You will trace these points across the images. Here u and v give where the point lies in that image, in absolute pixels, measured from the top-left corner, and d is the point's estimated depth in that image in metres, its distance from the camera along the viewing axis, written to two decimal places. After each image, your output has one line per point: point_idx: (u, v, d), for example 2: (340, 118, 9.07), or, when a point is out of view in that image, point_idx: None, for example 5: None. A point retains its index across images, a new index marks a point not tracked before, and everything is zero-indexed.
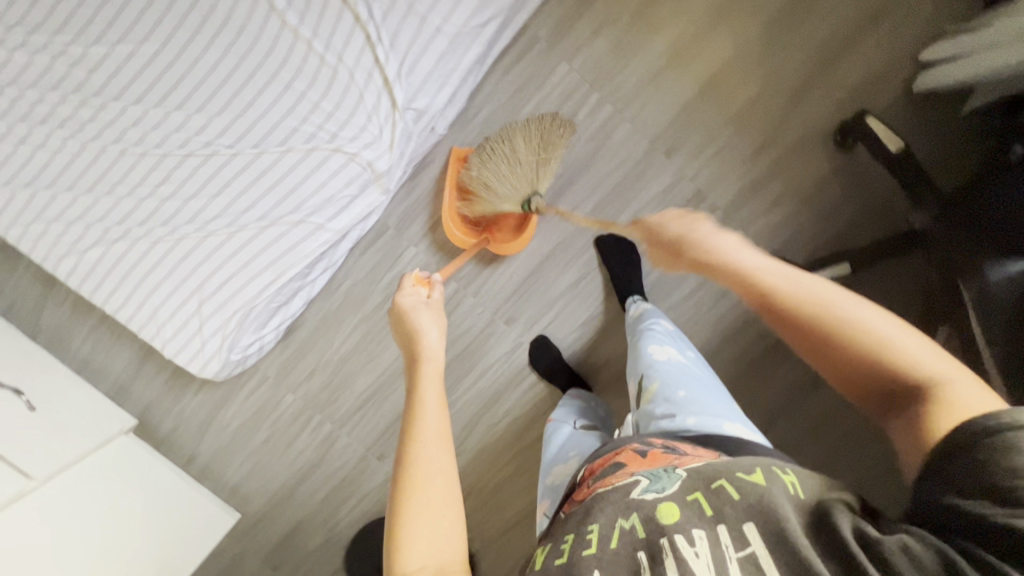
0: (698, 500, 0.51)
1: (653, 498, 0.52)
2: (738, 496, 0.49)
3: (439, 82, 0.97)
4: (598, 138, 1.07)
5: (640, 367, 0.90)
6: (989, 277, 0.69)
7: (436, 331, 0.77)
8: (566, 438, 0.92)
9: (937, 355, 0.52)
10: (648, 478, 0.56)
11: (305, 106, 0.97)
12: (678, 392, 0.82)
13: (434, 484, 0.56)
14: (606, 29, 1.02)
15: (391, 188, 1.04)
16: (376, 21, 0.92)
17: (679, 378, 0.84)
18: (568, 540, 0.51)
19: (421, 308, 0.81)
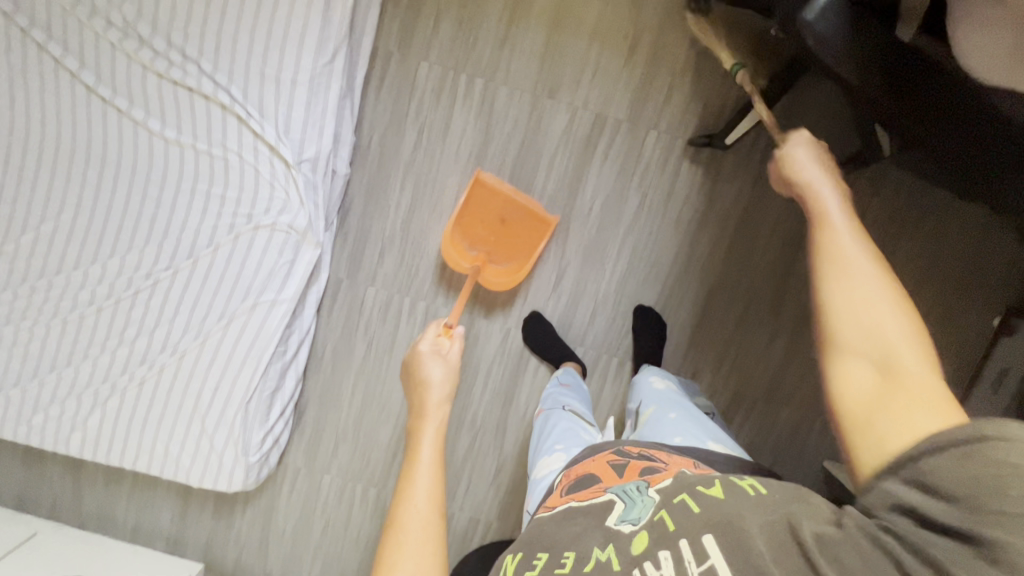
0: (664, 518, 0.55)
1: (629, 531, 0.57)
2: (699, 509, 0.54)
3: (318, 124, 1.01)
4: (484, 111, 1.10)
5: (642, 398, 1.02)
6: (811, 23, 0.61)
7: (441, 380, 0.87)
8: (556, 428, 0.97)
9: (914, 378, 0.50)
10: (624, 501, 0.61)
11: (215, 203, 1.02)
12: (672, 414, 0.93)
13: (417, 524, 0.66)
14: (445, 15, 1.07)
15: (321, 238, 1.06)
16: (242, 100, 0.98)
17: (673, 406, 0.95)
18: (541, 560, 0.57)
19: (436, 360, 0.91)
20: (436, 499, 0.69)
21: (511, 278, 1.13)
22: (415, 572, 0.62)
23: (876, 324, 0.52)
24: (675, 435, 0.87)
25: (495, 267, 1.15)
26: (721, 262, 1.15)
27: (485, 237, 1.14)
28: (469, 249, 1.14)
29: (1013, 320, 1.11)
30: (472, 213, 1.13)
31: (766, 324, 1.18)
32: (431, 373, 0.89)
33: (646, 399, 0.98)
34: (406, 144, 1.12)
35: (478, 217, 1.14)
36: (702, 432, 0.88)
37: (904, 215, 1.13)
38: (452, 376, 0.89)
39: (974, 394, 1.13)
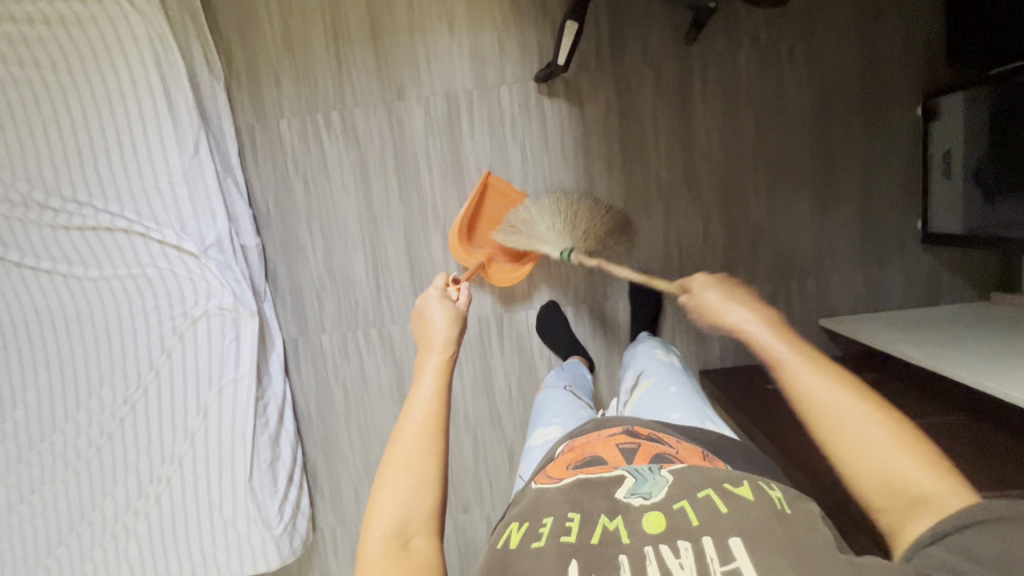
0: (684, 508, 0.56)
1: (639, 505, 0.58)
2: (725, 509, 0.55)
3: (208, 212, 1.10)
4: (350, 137, 1.16)
5: (641, 368, 1.00)
6: None
7: (448, 320, 0.74)
8: (558, 404, 0.96)
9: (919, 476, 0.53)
10: (635, 477, 0.62)
11: (153, 315, 1.12)
12: (670, 390, 0.91)
13: (407, 446, 0.60)
14: (283, 71, 1.15)
15: (254, 307, 1.13)
16: (137, 218, 1.08)
17: (672, 380, 0.94)
18: (547, 524, 0.57)
19: (441, 305, 0.78)
20: (439, 417, 0.63)
21: (520, 271, 1.16)
22: (410, 477, 0.58)
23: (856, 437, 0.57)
24: (671, 412, 0.86)
25: (501, 265, 1.17)
26: (623, 177, 1.15)
27: (490, 235, 1.17)
28: (474, 249, 1.17)
29: (932, 102, 1.06)
30: (480, 221, 1.17)
31: (695, 214, 1.15)
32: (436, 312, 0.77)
33: (645, 373, 0.97)
34: (298, 196, 1.19)
35: (485, 220, 1.17)
36: (702, 409, 0.87)
37: (773, 54, 1.09)
38: (463, 319, 0.77)
39: (931, 186, 1.08)
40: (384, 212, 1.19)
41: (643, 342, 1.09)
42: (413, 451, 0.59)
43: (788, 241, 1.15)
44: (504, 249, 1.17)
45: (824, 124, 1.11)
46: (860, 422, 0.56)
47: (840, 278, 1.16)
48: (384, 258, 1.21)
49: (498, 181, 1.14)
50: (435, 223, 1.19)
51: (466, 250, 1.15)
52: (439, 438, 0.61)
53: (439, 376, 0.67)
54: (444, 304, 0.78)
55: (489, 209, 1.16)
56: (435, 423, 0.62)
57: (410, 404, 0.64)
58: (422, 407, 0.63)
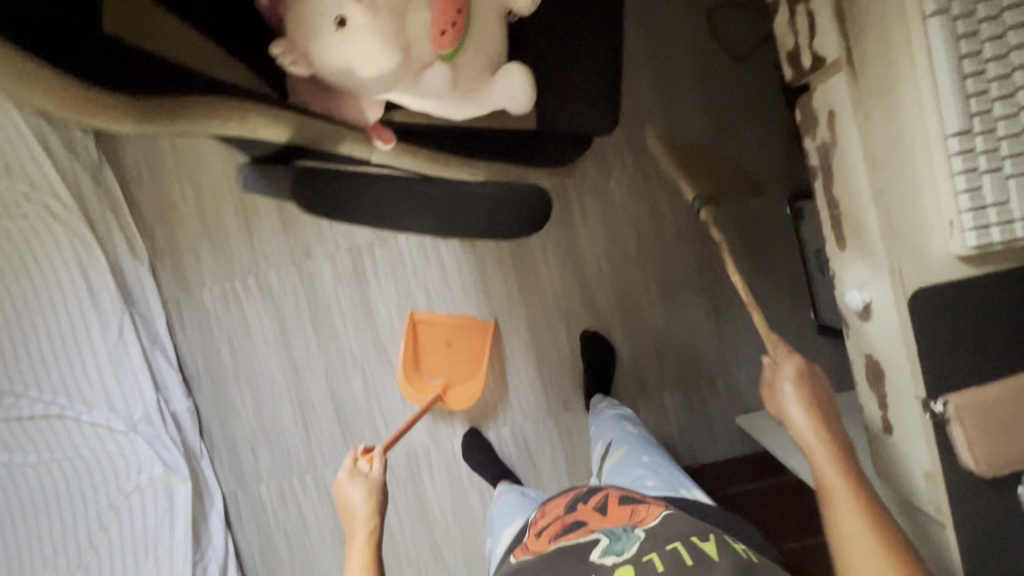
0: (652, 558, 0.67)
1: (613, 561, 0.68)
2: (689, 559, 0.67)
3: (136, 388, 1.18)
4: (267, 296, 1.24)
5: (608, 435, 1.02)
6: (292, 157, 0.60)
7: (370, 503, 0.77)
8: (519, 503, 0.99)
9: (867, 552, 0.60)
10: (610, 536, 0.72)
11: (87, 493, 1.16)
12: (643, 456, 0.94)
13: None
14: (201, 246, 1.25)
15: (186, 472, 1.19)
16: (68, 404, 1.15)
17: (642, 445, 0.97)
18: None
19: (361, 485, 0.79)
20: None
21: (472, 391, 1.18)
22: None
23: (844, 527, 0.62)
24: (647, 479, 0.89)
25: (459, 387, 1.20)
26: (523, 301, 1.20)
27: (440, 366, 1.21)
28: (428, 382, 1.20)
29: (796, 203, 1.11)
30: (427, 351, 1.21)
31: (596, 329, 1.20)
32: (355, 492, 0.79)
33: (617, 441, 0.99)
34: (223, 355, 1.26)
35: (429, 351, 1.21)
36: (676, 472, 0.91)
37: (643, 176, 1.17)
38: (382, 490, 0.80)
39: (813, 281, 1.11)
40: (306, 361, 1.25)
41: (602, 412, 1.09)
42: None
43: (690, 342, 1.18)
44: (453, 377, 1.20)
45: (703, 232, 1.18)
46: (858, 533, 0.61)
47: (748, 374, 1.18)
48: (310, 403, 1.26)
49: (426, 316, 1.20)
50: (353, 365, 1.24)
51: (421, 385, 1.20)
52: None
53: (365, 560, 0.71)
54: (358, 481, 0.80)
55: (431, 337, 1.21)
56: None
57: None
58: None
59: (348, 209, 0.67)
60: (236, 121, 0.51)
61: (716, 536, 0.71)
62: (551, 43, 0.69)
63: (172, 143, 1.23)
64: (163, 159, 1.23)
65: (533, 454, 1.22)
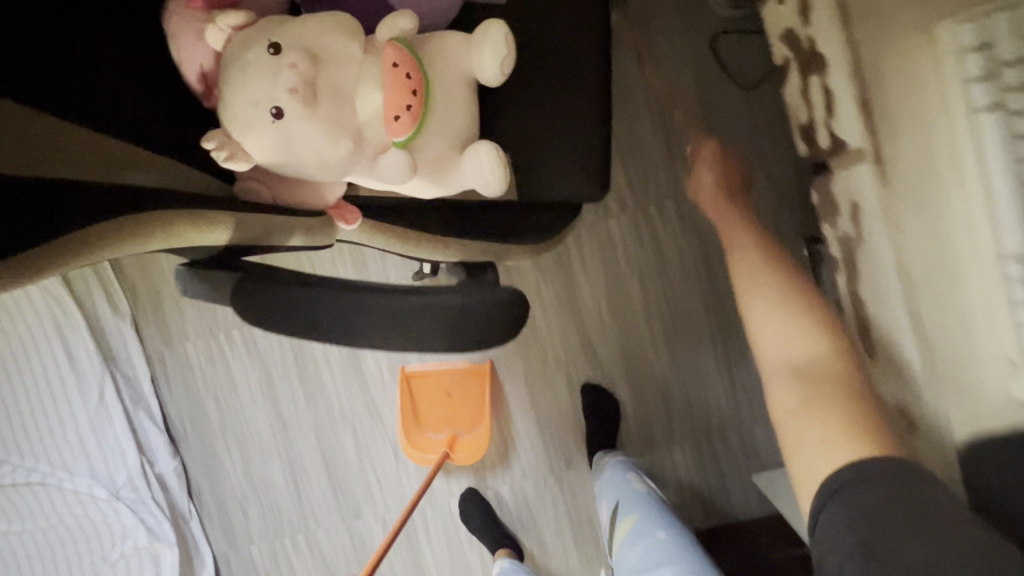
0: None
1: None
2: None
3: (118, 452, 1.13)
4: (253, 350, 1.19)
5: (617, 501, 0.96)
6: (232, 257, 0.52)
7: None
8: None
9: (781, 347, 0.77)
10: None
11: (71, 563, 1.11)
12: (657, 534, 0.88)
13: None
14: (184, 300, 1.20)
15: (172, 539, 1.14)
16: (49, 471, 1.11)
17: (656, 517, 0.91)
18: None
19: None
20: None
21: (477, 444, 1.12)
22: None
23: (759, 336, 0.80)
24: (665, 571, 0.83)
25: (463, 437, 1.13)
26: (519, 352, 1.13)
27: (442, 417, 1.14)
28: (432, 435, 1.14)
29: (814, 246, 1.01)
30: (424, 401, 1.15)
31: (598, 381, 1.12)
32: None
33: (629, 513, 0.92)
34: (210, 412, 1.21)
35: (428, 402, 1.15)
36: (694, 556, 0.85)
37: (645, 217, 1.09)
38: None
39: None
40: (294, 418, 1.19)
41: (614, 467, 1.00)
42: None
43: (700, 394, 1.10)
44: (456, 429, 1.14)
45: (711, 276, 1.09)
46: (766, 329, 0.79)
47: (764, 427, 1.09)
48: (300, 461, 1.20)
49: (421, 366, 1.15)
50: (343, 421, 1.18)
51: (424, 438, 1.13)
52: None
53: None
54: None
55: (428, 387, 1.14)
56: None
57: None
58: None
59: (292, 313, 0.49)
60: (157, 236, 0.46)
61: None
62: (518, 114, 0.64)
63: None
64: None
65: (534, 514, 1.15)
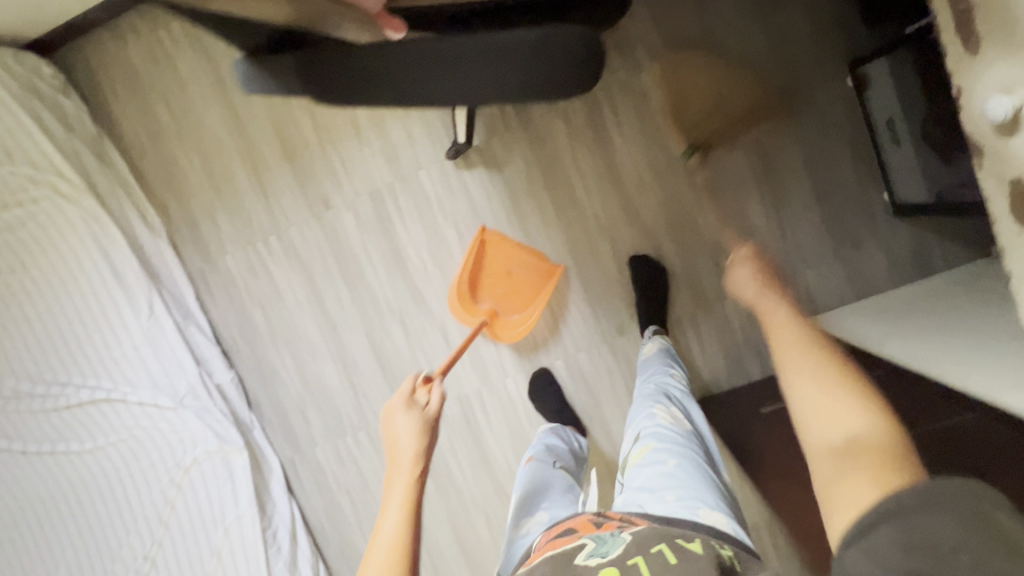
0: (663, 550, 0.57)
1: (596, 563, 0.58)
2: (675, 559, 0.56)
3: (177, 363, 1.15)
4: (291, 256, 1.19)
5: (638, 424, 0.85)
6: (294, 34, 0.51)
7: (412, 441, 0.70)
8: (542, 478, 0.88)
9: (838, 422, 0.54)
10: (596, 540, 0.62)
11: (149, 472, 1.15)
12: (668, 462, 0.76)
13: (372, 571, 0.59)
14: (216, 212, 1.19)
15: (239, 443, 1.17)
16: (114, 386, 1.13)
17: (674, 445, 0.78)
18: None
19: (403, 417, 0.74)
20: (405, 550, 0.60)
21: (526, 323, 1.12)
22: None
23: (813, 418, 0.56)
24: (666, 494, 0.72)
25: (507, 319, 1.13)
26: (560, 224, 1.11)
27: (495, 290, 1.12)
28: (479, 305, 1.13)
29: (861, 71, 0.98)
30: (483, 275, 1.13)
31: (645, 244, 1.11)
32: (401, 422, 0.74)
33: (644, 432, 0.82)
34: (258, 321, 1.21)
35: (491, 274, 1.12)
36: (704, 493, 0.72)
37: (679, 68, 1.05)
38: (432, 426, 0.73)
39: (886, 155, 0.99)
40: (342, 318, 1.20)
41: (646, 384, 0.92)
42: None
43: (751, 245, 1.08)
44: (506, 307, 1.12)
45: (753, 121, 1.05)
46: (829, 402, 0.56)
47: (817, 271, 1.08)
48: (353, 361, 1.21)
49: (496, 235, 1.11)
50: (391, 316, 1.18)
51: (469, 304, 1.12)
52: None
53: (406, 498, 0.65)
54: (410, 413, 0.74)
55: (490, 262, 1.13)
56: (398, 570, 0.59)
57: (379, 526, 0.62)
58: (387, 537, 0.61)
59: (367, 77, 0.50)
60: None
61: (701, 537, 0.61)
62: None
63: (168, 106, 1.16)
64: (162, 126, 1.17)
65: (590, 384, 1.16)
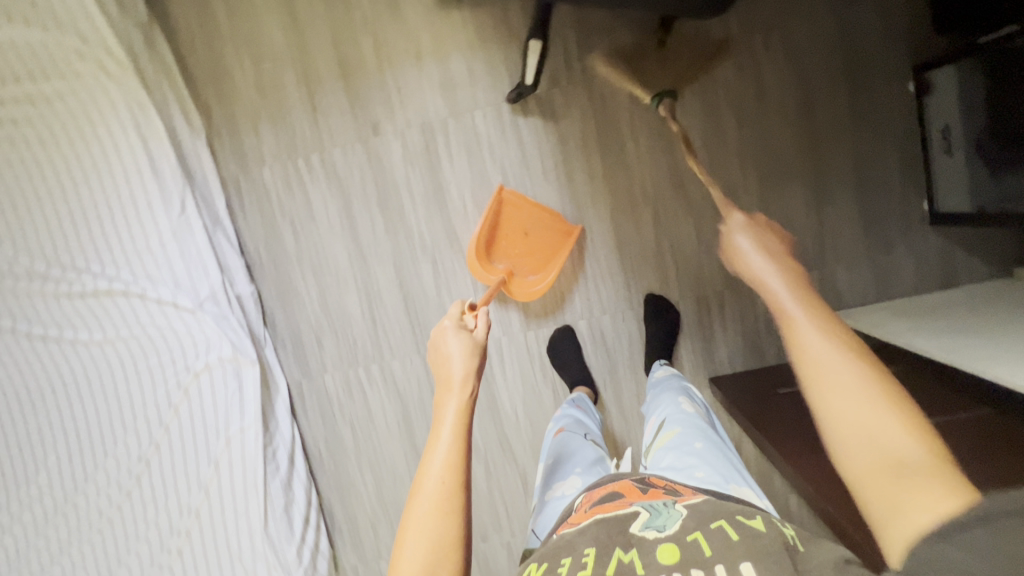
0: (722, 525, 0.52)
1: (653, 538, 0.52)
2: (737, 535, 0.50)
3: (201, 267, 1.14)
4: (331, 177, 1.17)
5: (659, 415, 0.81)
6: None
7: (462, 360, 0.72)
8: (571, 450, 0.82)
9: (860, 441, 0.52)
10: (649, 510, 0.56)
11: (156, 373, 1.14)
12: (695, 443, 0.71)
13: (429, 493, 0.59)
14: (260, 120, 1.16)
15: (253, 355, 1.16)
16: (134, 280, 1.11)
17: (699, 431, 0.74)
18: (563, 564, 0.51)
19: (454, 339, 0.75)
20: (459, 466, 0.61)
21: (541, 283, 1.13)
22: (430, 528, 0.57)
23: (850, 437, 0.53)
24: (696, 471, 0.67)
25: (523, 280, 1.14)
26: (606, 185, 1.12)
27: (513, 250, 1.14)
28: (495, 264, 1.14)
29: (926, 76, 1.00)
30: (501, 235, 1.14)
31: (685, 218, 1.12)
32: (451, 344, 0.75)
33: (665, 418, 0.78)
34: (286, 238, 1.20)
35: (507, 235, 1.14)
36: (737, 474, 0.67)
37: (749, 48, 1.06)
38: (481, 350, 0.75)
39: (933, 164, 1.02)
40: (372, 248, 1.19)
41: (667, 377, 0.90)
42: (437, 500, 0.59)
43: (788, 234, 1.10)
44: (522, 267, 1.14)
45: (811, 112, 1.07)
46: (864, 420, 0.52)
47: (846, 268, 1.11)
48: (377, 292, 1.20)
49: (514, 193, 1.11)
50: (423, 253, 1.18)
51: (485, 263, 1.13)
52: (458, 495, 0.60)
53: (460, 418, 0.65)
54: (461, 335, 0.76)
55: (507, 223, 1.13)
56: (453, 483, 0.60)
57: (432, 450, 0.62)
58: (440, 458, 0.61)
59: None
60: None
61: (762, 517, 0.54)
62: None
63: (227, 4, 1.13)
64: (217, 23, 1.14)
65: (609, 347, 1.18)
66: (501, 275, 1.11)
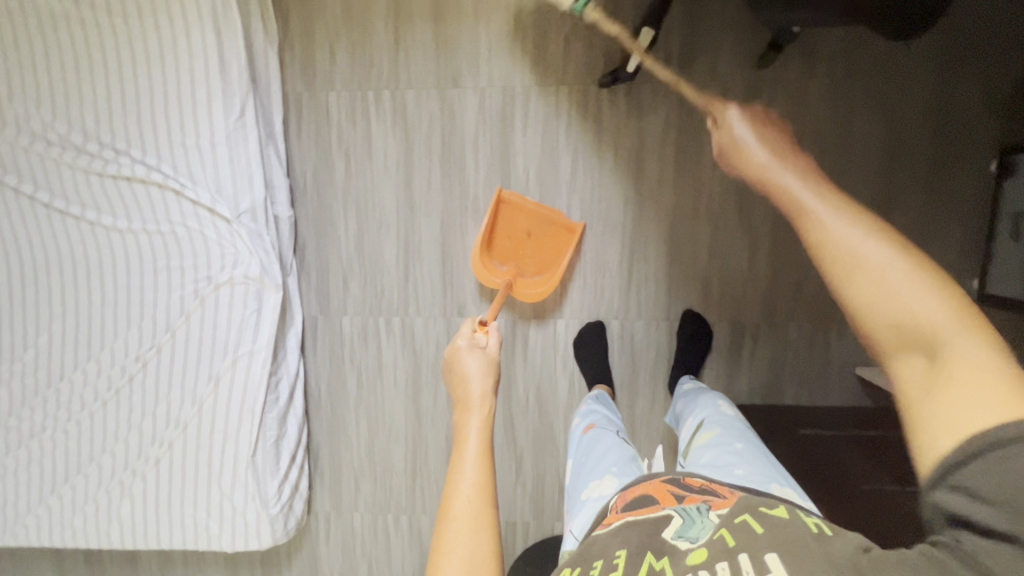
0: (746, 519, 0.52)
1: (685, 548, 0.52)
2: (761, 528, 0.50)
3: (246, 176, 1.07)
4: (398, 118, 1.13)
5: (699, 416, 0.87)
6: None
7: (481, 380, 0.78)
8: (603, 447, 0.82)
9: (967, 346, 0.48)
10: (683, 518, 0.57)
11: (175, 276, 1.09)
12: (735, 444, 0.77)
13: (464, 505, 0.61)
14: (338, 43, 1.11)
15: (279, 281, 1.10)
16: (173, 174, 1.05)
17: (739, 434, 0.80)
18: (596, 567, 0.53)
19: (474, 357, 0.82)
20: (490, 480, 0.64)
21: (545, 285, 1.13)
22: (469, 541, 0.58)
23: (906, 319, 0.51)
24: (735, 468, 0.72)
25: (527, 280, 1.15)
26: (673, 192, 1.10)
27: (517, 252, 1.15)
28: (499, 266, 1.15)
29: (1010, 159, 1.00)
30: (501, 236, 1.15)
31: (742, 243, 1.11)
32: (470, 363, 0.81)
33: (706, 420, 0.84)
34: (337, 169, 1.15)
35: (507, 236, 1.15)
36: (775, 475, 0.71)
37: (848, 91, 1.05)
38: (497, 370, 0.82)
39: (994, 249, 1.02)
40: (423, 200, 1.15)
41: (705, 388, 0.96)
42: (472, 511, 0.61)
43: None
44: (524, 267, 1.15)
45: (889, 168, 1.07)
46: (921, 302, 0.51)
47: None
48: (417, 245, 1.17)
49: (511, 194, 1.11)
50: (473, 217, 1.15)
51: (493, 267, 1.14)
52: (491, 502, 0.63)
53: (483, 434, 0.70)
54: (477, 353, 0.82)
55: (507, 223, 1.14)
56: (484, 496, 0.62)
57: (462, 465, 0.65)
58: (471, 470, 0.64)
59: None
60: None
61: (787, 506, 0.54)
62: None
63: None
64: None
65: (635, 352, 1.17)
66: (507, 279, 1.11)
